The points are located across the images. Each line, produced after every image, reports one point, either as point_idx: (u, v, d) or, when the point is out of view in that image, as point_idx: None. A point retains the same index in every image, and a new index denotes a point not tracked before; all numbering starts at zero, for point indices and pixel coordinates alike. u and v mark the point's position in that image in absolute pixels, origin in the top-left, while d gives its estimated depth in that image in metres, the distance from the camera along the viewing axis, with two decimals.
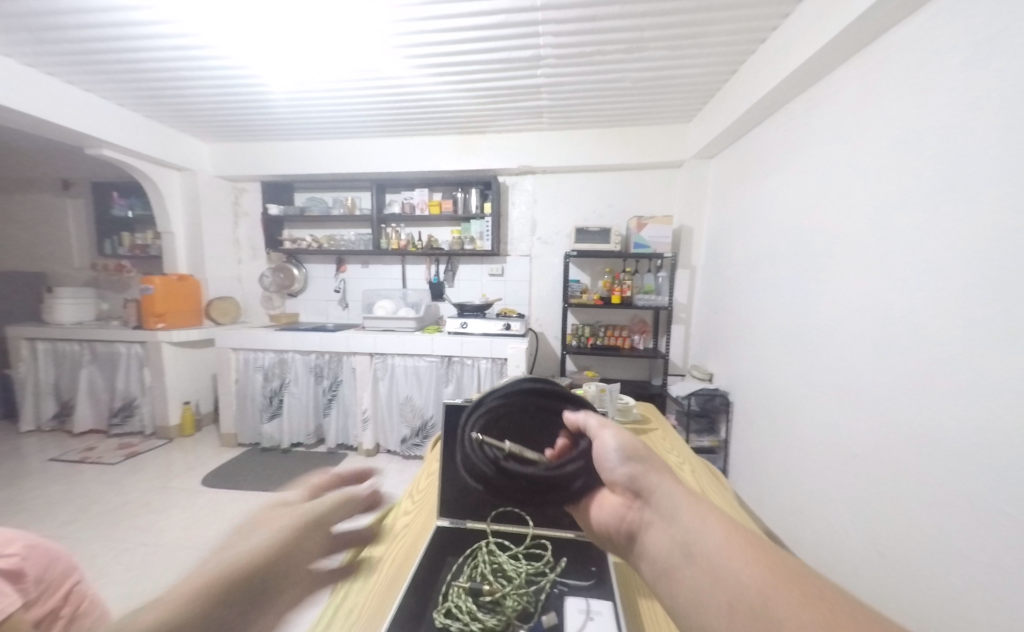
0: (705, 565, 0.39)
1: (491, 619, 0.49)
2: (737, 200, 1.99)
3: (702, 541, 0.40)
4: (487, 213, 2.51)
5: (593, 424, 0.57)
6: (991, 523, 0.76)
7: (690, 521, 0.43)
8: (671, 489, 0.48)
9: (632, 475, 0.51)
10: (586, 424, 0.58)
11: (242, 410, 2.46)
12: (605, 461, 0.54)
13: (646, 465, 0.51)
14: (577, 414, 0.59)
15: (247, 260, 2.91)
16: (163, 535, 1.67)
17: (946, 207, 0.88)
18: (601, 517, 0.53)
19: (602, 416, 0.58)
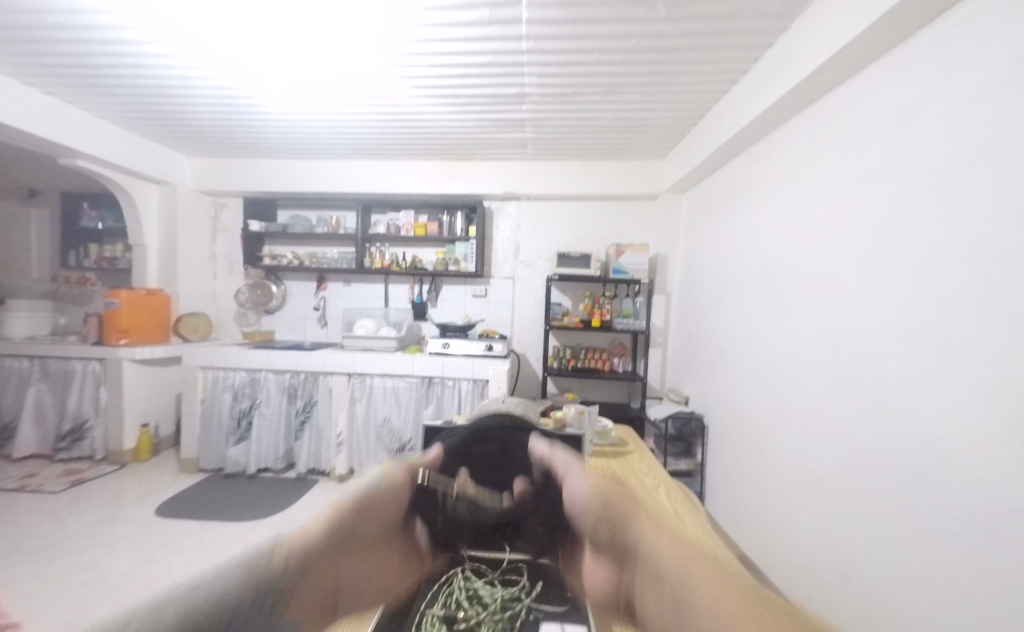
0: (695, 618, 0.41)
1: None
2: (708, 231, 2.12)
3: (694, 595, 0.43)
4: (472, 236, 2.56)
5: (563, 467, 0.63)
6: (938, 538, 0.82)
7: (678, 572, 0.46)
8: (646, 532, 0.52)
9: (613, 522, 0.55)
10: (556, 465, 0.64)
11: (206, 433, 2.33)
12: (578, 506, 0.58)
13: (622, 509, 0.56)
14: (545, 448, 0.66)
15: (223, 275, 2.84)
16: (108, 572, 1.53)
17: (889, 248, 0.99)
18: (596, 587, 0.55)
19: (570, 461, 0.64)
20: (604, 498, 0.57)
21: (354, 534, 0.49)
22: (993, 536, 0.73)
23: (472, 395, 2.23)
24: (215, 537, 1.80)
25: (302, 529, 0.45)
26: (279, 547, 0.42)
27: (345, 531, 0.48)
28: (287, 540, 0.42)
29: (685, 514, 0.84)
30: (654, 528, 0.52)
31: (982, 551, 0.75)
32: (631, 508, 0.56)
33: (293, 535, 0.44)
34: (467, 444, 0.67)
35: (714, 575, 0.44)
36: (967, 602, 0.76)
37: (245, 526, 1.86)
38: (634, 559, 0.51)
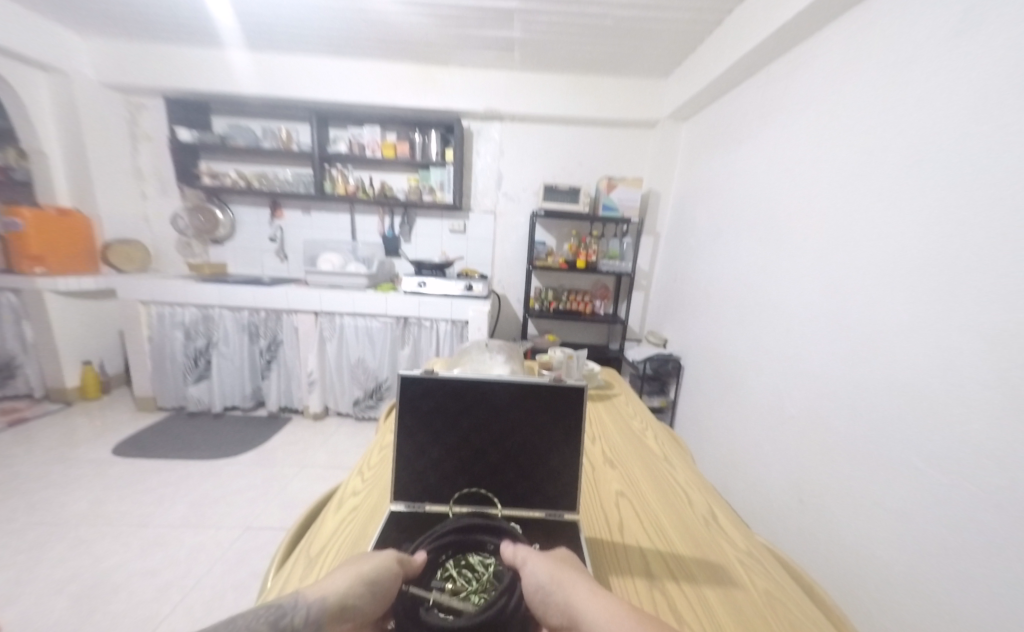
0: None
1: None
2: (708, 166, 1.96)
3: None
4: (449, 160, 2.27)
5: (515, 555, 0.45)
6: (898, 474, 0.88)
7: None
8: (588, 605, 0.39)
9: (562, 609, 0.40)
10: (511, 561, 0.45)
11: (160, 371, 2.16)
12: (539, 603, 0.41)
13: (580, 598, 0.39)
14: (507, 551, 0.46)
15: (155, 196, 2.42)
16: (65, 515, 1.48)
17: (906, 186, 0.91)
18: None
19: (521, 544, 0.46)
20: (552, 570, 0.42)
21: (342, 621, 0.35)
22: (954, 474, 0.77)
23: (450, 336, 2.15)
24: (183, 474, 1.75)
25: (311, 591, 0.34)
26: (298, 618, 0.31)
27: (341, 611, 0.34)
28: (300, 616, 0.31)
29: (675, 458, 0.84)
30: (597, 599, 0.39)
31: (937, 486, 0.80)
32: (576, 583, 0.41)
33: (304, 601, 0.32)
34: (432, 387, 0.60)
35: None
36: (910, 526, 0.84)
37: (216, 465, 1.82)
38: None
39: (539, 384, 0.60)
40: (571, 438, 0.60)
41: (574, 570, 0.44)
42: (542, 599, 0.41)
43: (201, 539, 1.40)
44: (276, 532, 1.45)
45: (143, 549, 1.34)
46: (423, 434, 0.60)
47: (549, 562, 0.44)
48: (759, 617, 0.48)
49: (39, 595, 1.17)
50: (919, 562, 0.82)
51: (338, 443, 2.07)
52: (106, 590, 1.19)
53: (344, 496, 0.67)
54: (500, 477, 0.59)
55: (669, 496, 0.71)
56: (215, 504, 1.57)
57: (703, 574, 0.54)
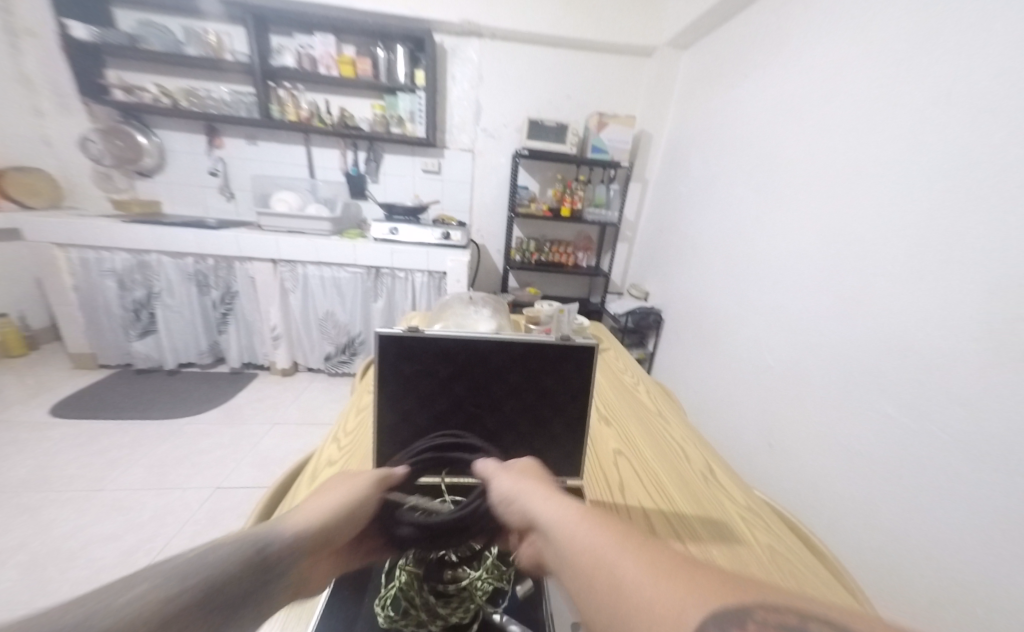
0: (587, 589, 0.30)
1: (456, 613, 0.40)
2: (706, 105, 1.82)
3: (593, 570, 0.31)
4: (420, 85, 1.96)
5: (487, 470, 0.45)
6: (871, 420, 0.92)
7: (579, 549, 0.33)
8: (542, 510, 0.38)
9: (522, 516, 0.40)
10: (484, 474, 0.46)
11: (95, 326, 1.92)
12: (502, 509, 0.42)
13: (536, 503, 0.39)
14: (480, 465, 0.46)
15: (53, 113, 1.98)
16: (3, 480, 1.34)
17: (928, 126, 0.86)
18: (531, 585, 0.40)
19: (491, 461, 0.46)
20: (516, 483, 0.42)
21: (326, 547, 0.36)
22: (928, 419, 0.81)
23: (427, 288, 2.02)
24: (138, 434, 1.63)
25: (292, 521, 0.34)
26: (284, 546, 0.32)
27: (323, 540, 0.35)
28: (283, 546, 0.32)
29: (670, 414, 0.82)
30: (553, 504, 0.39)
31: (909, 429, 0.84)
32: (534, 492, 0.41)
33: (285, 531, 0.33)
34: (417, 348, 0.51)
35: (614, 537, 0.32)
36: (874, 468, 0.90)
37: (176, 424, 1.69)
38: (539, 541, 0.38)
39: (543, 343, 0.52)
40: (577, 402, 0.54)
41: (541, 482, 0.43)
42: (505, 508, 0.42)
43: (167, 500, 1.33)
44: (250, 491, 1.40)
45: (101, 512, 1.26)
46: (410, 401, 0.52)
47: (517, 477, 0.44)
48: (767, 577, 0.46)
49: None
50: (878, 499, 0.88)
51: (310, 400, 1.97)
52: (63, 555, 1.11)
53: (319, 466, 0.59)
54: (498, 445, 0.54)
55: (667, 453, 0.68)
56: (179, 465, 1.48)
57: (708, 535, 0.51)
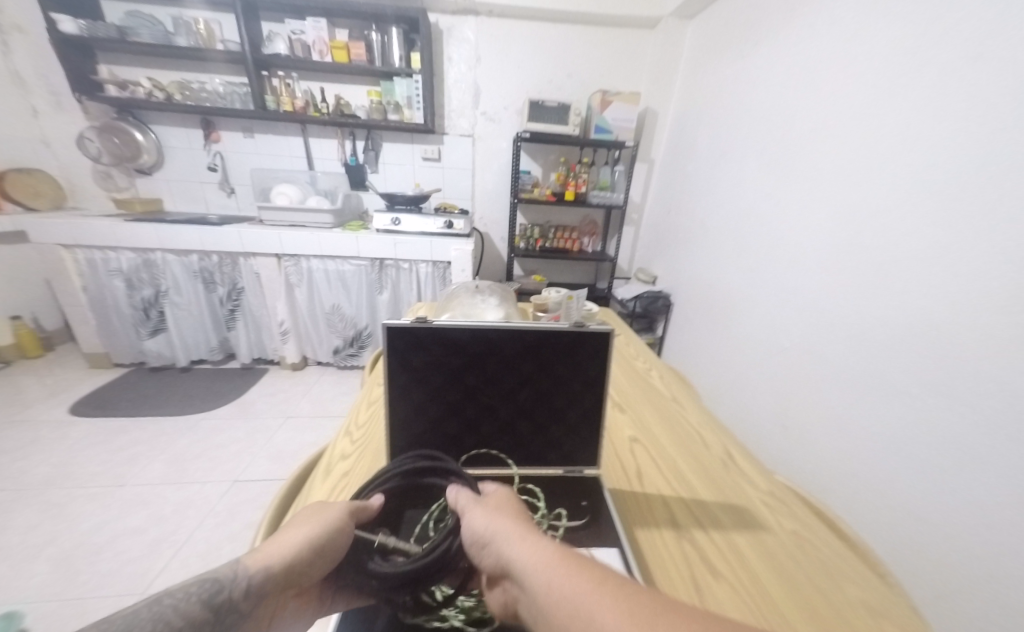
0: None
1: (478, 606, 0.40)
2: (713, 77, 1.74)
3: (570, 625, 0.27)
4: (416, 68, 1.90)
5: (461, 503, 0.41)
6: (890, 399, 0.90)
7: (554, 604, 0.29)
8: (519, 552, 0.34)
9: (496, 559, 0.36)
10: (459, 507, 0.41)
11: (107, 326, 1.94)
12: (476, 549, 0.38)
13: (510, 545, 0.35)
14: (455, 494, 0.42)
15: (50, 113, 1.97)
16: (27, 478, 1.38)
17: (954, 87, 0.81)
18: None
19: (465, 492, 0.41)
20: (490, 520, 0.38)
21: (292, 584, 0.36)
22: (950, 397, 0.78)
23: (432, 278, 2.00)
24: (155, 431, 1.65)
25: (256, 558, 0.34)
26: (240, 591, 0.32)
27: (290, 578, 0.35)
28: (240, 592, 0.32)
29: (685, 398, 0.81)
30: (529, 546, 0.34)
31: (931, 407, 0.81)
32: (509, 531, 0.36)
33: (248, 572, 0.33)
34: (427, 340, 0.50)
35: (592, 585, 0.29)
36: (894, 447, 0.88)
37: (191, 420, 1.72)
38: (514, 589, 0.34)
39: (555, 332, 0.51)
40: (591, 390, 0.53)
41: (517, 517, 0.39)
42: (479, 548, 0.38)
43: (185, 494, 1.36)
44: (266, 483, 1.42)
45: (123, 507, 1.29)
46: (421, 394, 0.51)
47: (491, 512, 0.39)
48: (792, 560, 0.45)
49: (15, 558, 1.11)
50: (898, 479, 0.86)
51: (321, 393, 1.99)
52: (89, 549, 1.14)
53: (333, 460, 0.59)
54: (512, 435, 0.54)
55: (684, 438, 0.68)
56: (196, 460, 1.51)
57: (729, 520, 0.51)
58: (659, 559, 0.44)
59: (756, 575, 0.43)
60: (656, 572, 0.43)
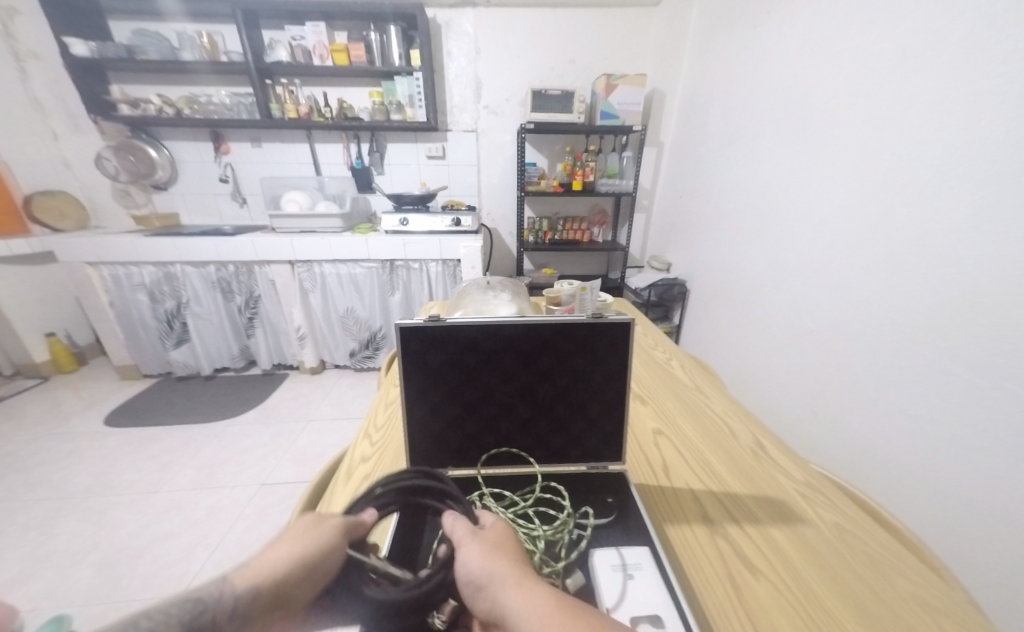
0: None
1: None
2: (723, 52, 1.67)
3: None
4: (417, 65, 1.89)
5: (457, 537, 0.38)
6: (929, 379, 0.85)
7: None
8: (517, 602, 0.33)
9: (490, 606, 0.34)
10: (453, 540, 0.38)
11: (134, 339, 2.01)
12: (469, 591, 0.36)
13: (506, 595, 0.33)
14: (449, 525, 0.39)
15: (69, 135, 2.03)
16: (69, 487, 1.44)
17: (994, 40, 0.75)
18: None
19: (460, 525, 0.39)
20: (486, 561, 0.36)
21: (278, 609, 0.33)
22: (998, 375, 0.73)
23: (442, 277, 2.00)
24: (184, 438, 1.71)
25: (246, 578, 0.32)
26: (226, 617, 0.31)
27: (277, 599, 0.33)
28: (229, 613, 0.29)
29: (708, 387, 0.78)
30: (530, 597, 0.33)
31: (977, 386, 0.76)
32: (507, 578, 0.34)
33: (236, 589, 0.31)
34: (441, 340, 0.49)
35: None
36: (936, 430, 0.83)
37: (217, 427, 1.77)
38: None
39: (574, 325, 0.49)
40: (613, 383, 0.51)
41: (513, 555, 0.37)
42: (469, 591, 0.36)
43: (216, 498, 1.40)
44: (292, 486, 1.45)
45: (158, 512, 1.34)
46: (438, 394, 0.50)
47: (487, 549, 0.37)
48: (836, 554, 0.43)
49: (62, 563, 1.17)
50: (944, 464, 0.81)
51: (340, 395, 2.02)
52: (128, 554, 1.19)
53: (353, 464, 0.58)
54: (532, 432, 0.53)
55: (710, 428, 0.65)
56: (224, 464, 1.55)
57: (766, 514, 0.48)
58: (692, 558, 0.42)
59: (797, 571, 0.41)
60: (688, 571, 0.41)
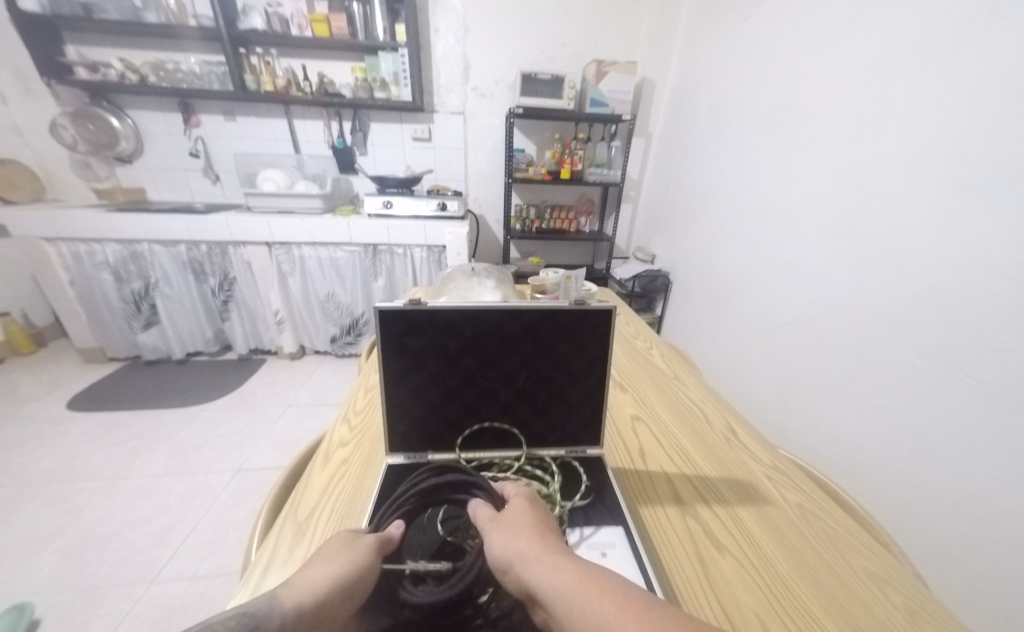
0: None
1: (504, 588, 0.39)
2: (713, 43, 1.67)
3: None
4: (402, 41, 1.81)
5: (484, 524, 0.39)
6: (893, 371, 0.89)
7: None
8: (541, 575, 0.33)
9: (518, 585, 0.35)
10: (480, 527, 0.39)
11: (97, 320, 1.91)
12: (501, 575, 0.36)
13: (533, 569, 0.34)
14: (477, 513, 0.40)
15: (19, 98, 1.88)
16: (29, 473, 1.38)
17: (971, 43, 0.77)
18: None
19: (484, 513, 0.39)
20: (509, 541, 0.36)
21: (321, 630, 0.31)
22: (956, 368, 0.77)
23: (427, 264, 1.97)
24: (155, 423, 1.65)
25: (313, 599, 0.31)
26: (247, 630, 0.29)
27: (320, 619, 0.31)
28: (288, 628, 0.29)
29: (685, 376, 0.79)
30: (555, 569, 0.33)
31: (935, 378, 0.81)
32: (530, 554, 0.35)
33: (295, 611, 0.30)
34: (423, 324, 0.48)
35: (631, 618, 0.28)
36: (897, 419, 0.88)
37: (191, 412, 1.72)
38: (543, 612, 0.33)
39: (557, 312, 0.49)
40: (594, 370, 0.52)
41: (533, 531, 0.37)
42: (497, 574, 0.36)
43: (190, 484, 1.36)
44: (269, 472, 1.42)
45: (128, 498, 1.30)
46: (418, 378, 0.50)
47: (508, 530, 0.37)
48: (803, 533, 0.45)
49: (24, 551, 1.12)
50: (902, 450, 0.86)
51: (320, 382, 1.99)
52: (96, 541, 1.15)
53: (331, 448, 0.58)
54: (514, 418, 0.53)
55: (687, 415, 0.67)
56: (199, 450, 1.51)
57: (733, 494, 0.50)
58: (663, 534, 0.44)
59: (767, 549, 0.43)
60: (660, 550, 0.42)
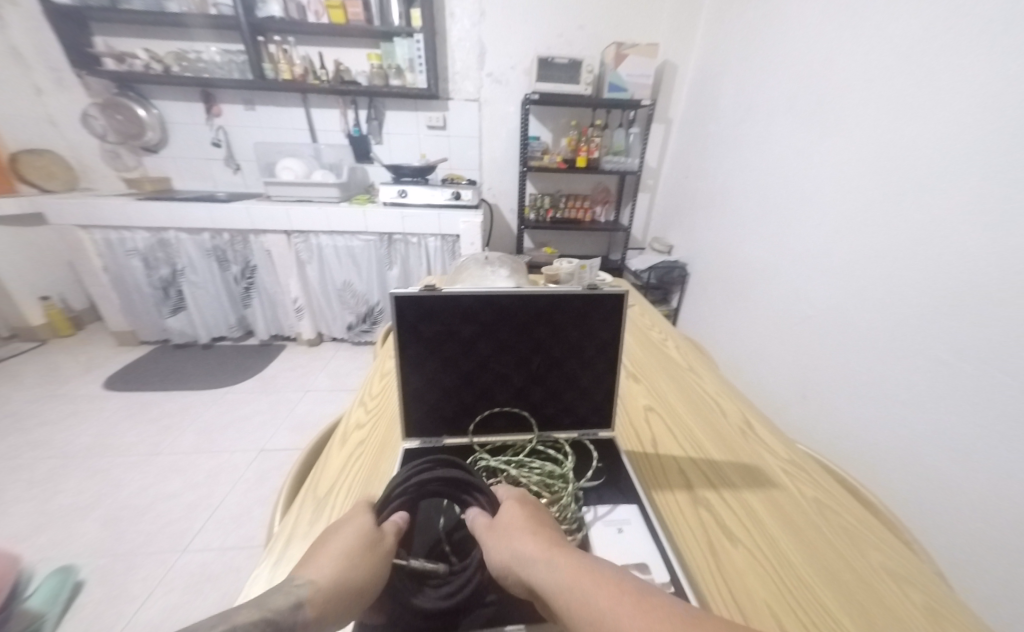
0: None
1: None
2: (740, 22, 1.59)
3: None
4: (417, 26, 1.79)
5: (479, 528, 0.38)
6: (920, 366, 0.86)
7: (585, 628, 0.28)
8: (538, 571, 0.33)
9: (519, 583, 0.34)
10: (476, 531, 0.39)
11: (129, 304, 2.00)
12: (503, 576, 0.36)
13: (529, 567, 0.34)
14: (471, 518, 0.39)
15: (53, 90, 1.95)
16: (69, 447, 1.47)
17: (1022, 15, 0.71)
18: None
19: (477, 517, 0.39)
20: (502, 541, 0.36)
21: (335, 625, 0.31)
22: (989, 364, 0.74)
23: (441, 253, 1.98)
24: (183, 404, 1.73)
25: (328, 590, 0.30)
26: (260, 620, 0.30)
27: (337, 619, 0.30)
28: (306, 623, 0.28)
29: (701, 367, 0.78)
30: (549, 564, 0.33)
31: (965, 374, 0.77)
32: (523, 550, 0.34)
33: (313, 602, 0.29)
34: (437, 308, 0.48)
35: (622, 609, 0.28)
36: (922, 416, 0.85)
37: (215, 394, 1.79)
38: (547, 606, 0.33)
39: (569, 296, 0.48)
40: (607, 355, 0.52)
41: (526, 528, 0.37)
42: (499, 575, 0.36)
43: (215, 462, 1.43)
44: (289, 453, 1.48)
45: (159, 474, 1.37)
46: (433, 362, 0.51)
47: (500, 531, 0.37)
48: (815, 525, 0.44)
49: (66, 518, 1.20)
50: (927, 448, 0.83)
51: (337, 368, 2.04)
52: (130, 512, 1.23)
53: (349, 430, 0.59)
54: (527, 402, 0.53)
55: (701, 407, 0.66)
56: (223, 430, 1.58)
57: (743, 481, 0.50)
58: (672, 522, 0.44)
59: (776, 538, 0.42)
60: (673, 536, 0.42)
